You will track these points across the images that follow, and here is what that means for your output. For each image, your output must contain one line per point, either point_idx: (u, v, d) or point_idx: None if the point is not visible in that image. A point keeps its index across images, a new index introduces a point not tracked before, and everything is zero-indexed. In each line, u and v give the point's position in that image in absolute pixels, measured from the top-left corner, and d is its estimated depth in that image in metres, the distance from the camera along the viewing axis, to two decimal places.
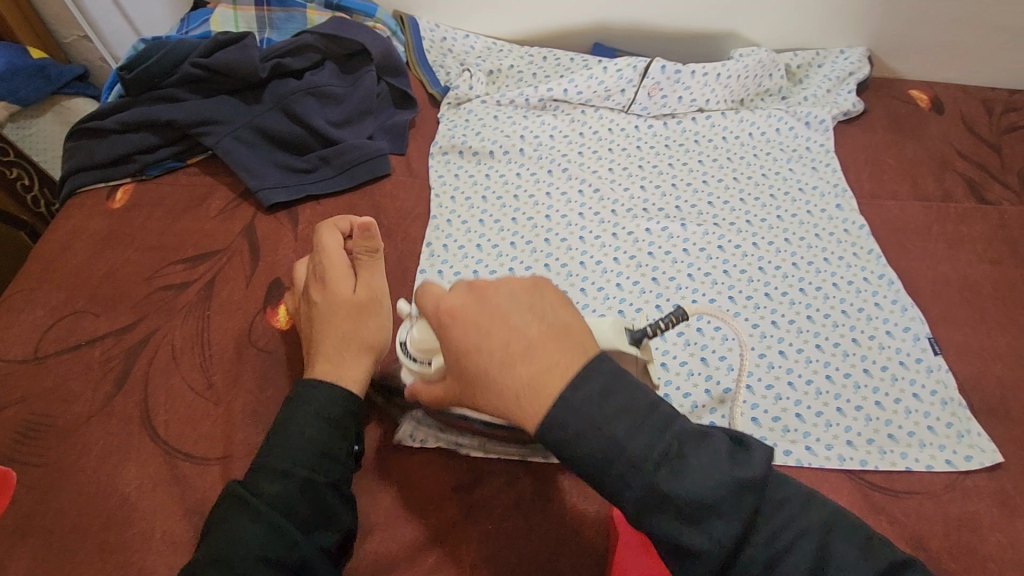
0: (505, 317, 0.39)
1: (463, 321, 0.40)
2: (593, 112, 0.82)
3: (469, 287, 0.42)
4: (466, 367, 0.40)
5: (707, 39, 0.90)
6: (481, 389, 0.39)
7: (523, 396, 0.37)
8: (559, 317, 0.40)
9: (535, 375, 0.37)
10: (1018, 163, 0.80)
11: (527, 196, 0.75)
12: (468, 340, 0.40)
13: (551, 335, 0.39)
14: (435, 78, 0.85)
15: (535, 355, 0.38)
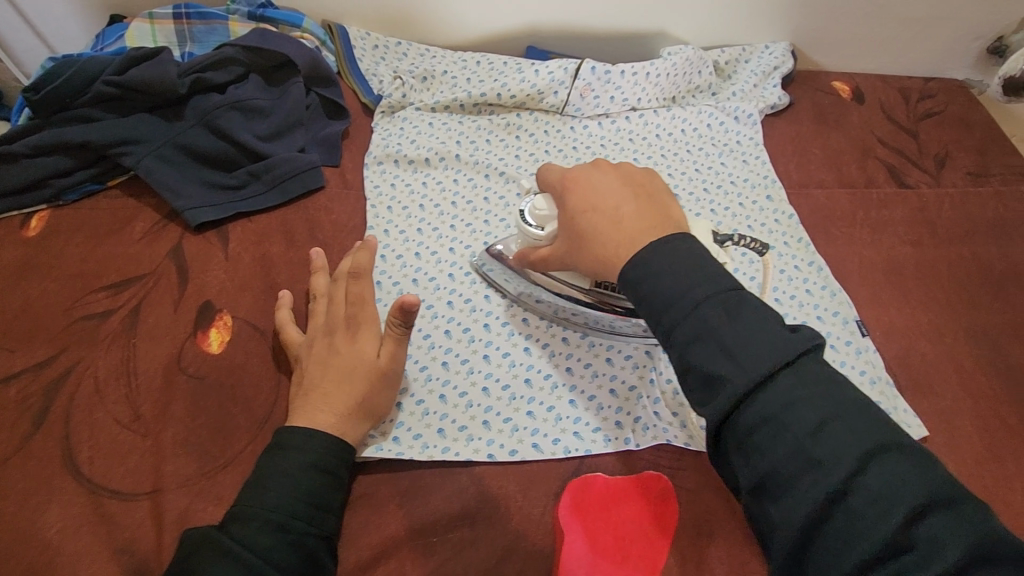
0: (615, 188, 0.54)
1: (586, 189, 0.55)
2: (529, 115, 0.83)
3: (592, 164, 0.57)
4: (578, 221, 0.54)
5: (636, 39, 0.91)
6: (586, 236, 0.53)
7: (623, 246, 0.50)
8: (653, 187, 0.55)
9: (639, 229, 0.50)
10: (934, 148, 0.84)
11: (465, 202, 0.75)
12: (585, 203, 0.54)
13: (649, 200, 0.53)
14: (368, 88, 0.84)
15: (638, 216, 0.51)
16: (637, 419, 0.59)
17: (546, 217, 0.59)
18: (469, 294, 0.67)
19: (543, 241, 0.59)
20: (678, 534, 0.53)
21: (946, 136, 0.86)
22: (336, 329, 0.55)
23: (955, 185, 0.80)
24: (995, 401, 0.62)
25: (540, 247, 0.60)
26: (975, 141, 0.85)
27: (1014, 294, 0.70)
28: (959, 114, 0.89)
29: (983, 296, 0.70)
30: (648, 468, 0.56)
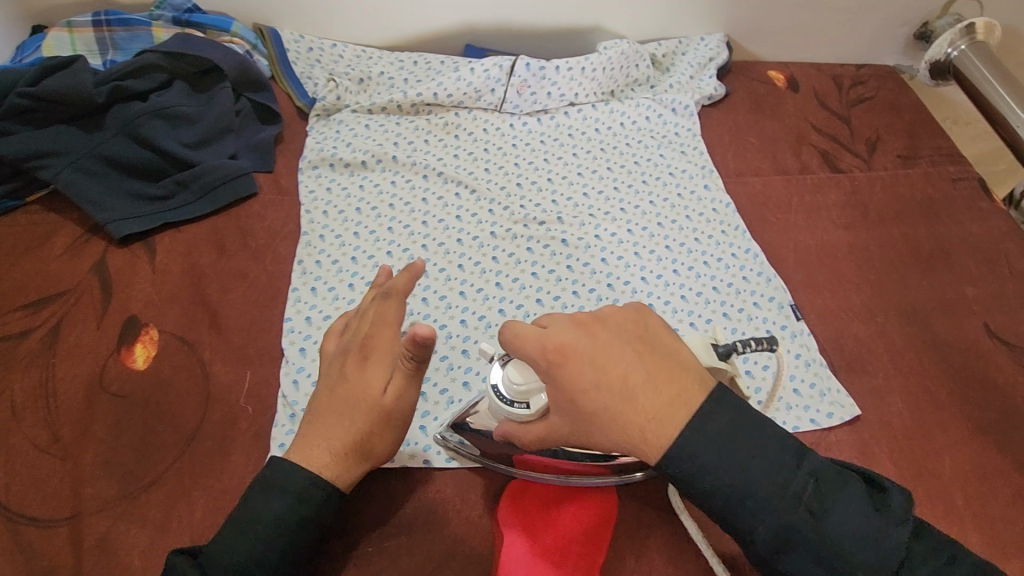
0: (613, 348, 0.44)
1: (578, 352, 0.45)
2: (467, 114, 0.82)
3: (570, 318, 0.47)
4: (581, 405, 0.44)
5: (574, 34, 0.91)
6: (596, 424, 0.43)
7: (642, 432, 0.42)
8: (653, 333, 0.46)
9: (655, 408, 0.42)
10: (865, 133, 0.86)
11: (403, 204, 0.74)
12: (583, 378, 0.44)
13: (658, 359, 0.44)
14: (303, 91, 0.82)
15: (652, 390, 0.43)
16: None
17: (528, 391, 0.49)
18: (406, 296, 0.66)
19: (530, 416, 0.49)
20: (617, 527, 0.52)
21: (877, 121, 0.88)
22: (346, 348, 0.50)
23: (886, 168, 0.82)
24: (925, 375, 0.64)
25: (527, 421, 0.50)
26: (905, 125, 0.88)
27: (942, 271, 0.72)
28: (889, 99, 0.92)
29: (912, 274, 0.72)
30: None
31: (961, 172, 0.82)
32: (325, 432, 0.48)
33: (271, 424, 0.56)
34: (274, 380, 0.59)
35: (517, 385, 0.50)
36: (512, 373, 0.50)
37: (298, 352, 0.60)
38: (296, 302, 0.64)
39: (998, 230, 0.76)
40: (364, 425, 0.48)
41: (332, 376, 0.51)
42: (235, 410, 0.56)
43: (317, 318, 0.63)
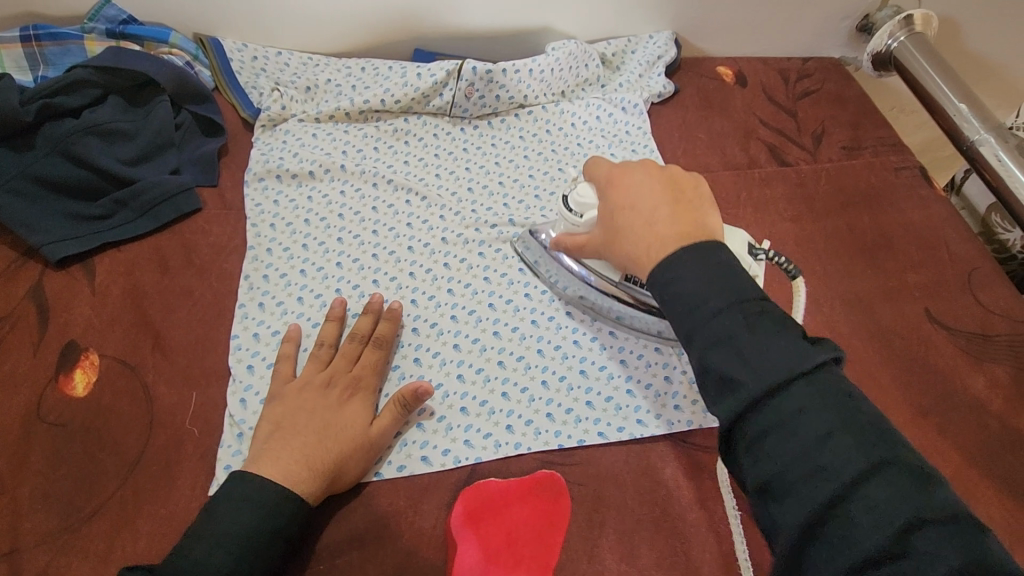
0: (658, 190, 0.55)
1: (628, 187, 0.56)
2: (416, 120, 0.82)
3: (639, 164, 0.58)
4: (614, 220, 0.55)
5: (523, 36, 0.91)
6: (618, 238, 0.54)
7: (653, 243, 0.51)
8: (698, 194, 0.55)
9: (668, 233, 0.51)
10: (812, 125, 0.88)
11: (352, 213, 0.73)
12: (628, 200, 0.55)
13: (690, 208, 0.53)
14: (248, 101, 0.80)
15: (673, 219, 0.52)
16: (529, 422, 0.59)
17: (584, 205, 0.60)
18: (356, 308, 0.65)
19: (580, 228, 0.61)
20: (570, 528, 0.53)
21: (823, 113, 0.90)
22: (338, 384, 0.56)
23: (831, 160, 0.84)
24: (869, 362, 0.65)
25: (576, 232, 0.61)
26: (849, 116, 0.90)
27: (885, 259, 0.74)
28: (835, 91, 0.93)
29: (857, 263, 0.74)
30: (542, 468, 0.57)
31: (902, 161, 0.84)
32: (305, 453, 0.51)
33: (218, 446, 0.55)
34: (220, 400, 0.58)
35: (579, 198, 0.60)
36: (577, 191, 0.61)
37: (245, 369, 0.59)
38: (243, 318, 0.63)
39: (938, 217, 0.78)
40: (347, 451, 0.52)
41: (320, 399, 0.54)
42: (180, 434, 0.55)
43: (265, 334, 0.62)
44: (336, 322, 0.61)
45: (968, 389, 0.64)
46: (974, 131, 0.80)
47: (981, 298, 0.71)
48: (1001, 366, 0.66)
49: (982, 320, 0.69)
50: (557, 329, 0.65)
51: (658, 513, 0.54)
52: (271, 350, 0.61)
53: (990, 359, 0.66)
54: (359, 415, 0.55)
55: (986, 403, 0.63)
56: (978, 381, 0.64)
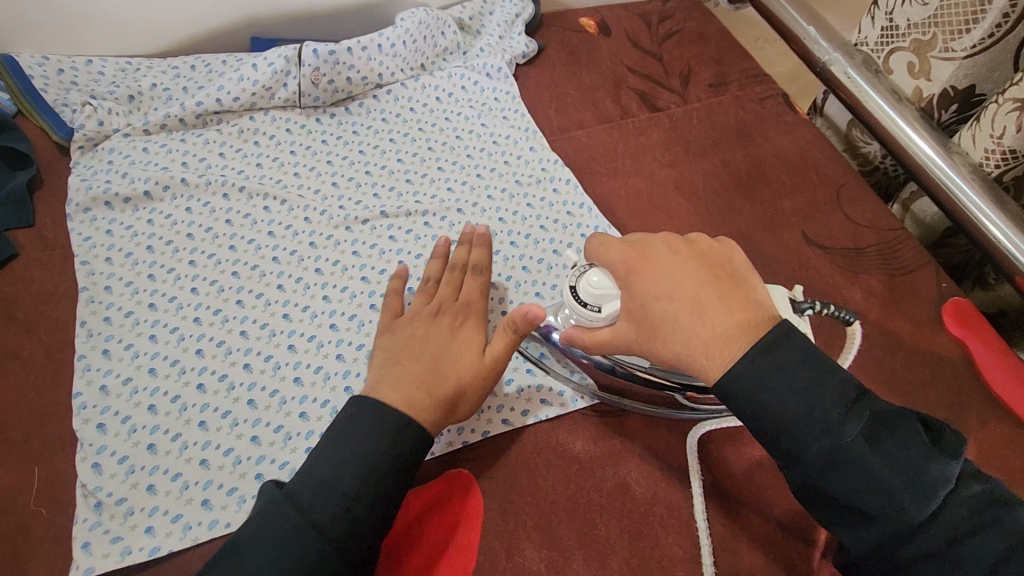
0: (691, 268, 0.50)
1: (657, 272, 0.50)
2: (263, 117, 0.74)
3: (664, 239, 0.52)
4: (647, 312, 0.49)
5: (369, 9, 0.84)
6: (656, 331, 0.48)
7: (712, 346, 0.46)
8: (735, 271, 0.50)
9: (725, 331, 0.46)
10: (678, 67, 0.88)
11: (203, 230, 0.65)
12: (658, 288, 0.49)
13: (732, 290, 0.48)
14: (59, 121, 0.69)
15: (723, 309, 0.47)
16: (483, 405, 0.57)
17: (604, 296, 0.51)
18: (220, 334, 0.58)
19: (601, 321, 0.52)
20: (485, 527, 0.51)
21: (687, 53, 0.89)
22: (447, 314, 0.57)
23: (700, 100, 0.84)
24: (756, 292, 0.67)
25: (598, 327, 0.52)
26: (712, 53, 0.90)
27: (760, 190, 0.75)
28: (696, 29, 0.93)
29: (734, 199, 0.74)
30: (450, 468, 0.54)
31: (766, 91, 0.86)
32: (427, 376, 0.51)
33: (74, 523, 0.48)
34: (71, 470, 0.50)
35: (594, 289, 0.51)
36: (591, 278, 0.52)
37: (95, 429, 0.52)
38: (84, 372, 0.55)
39: (804, 140, 0.80)
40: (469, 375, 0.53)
41: (429, 326, 0.56)
42: (24, 519, 0.48)
43: (114, 385, 0.54)
44: (441, 259, 0.62)
45: (848, 302, 0.66)
46: (825, 52, 0.82)
47: (850, 213, 0.73)
48: (874, 276, 0.68)
49: (854, 235, 0.72)
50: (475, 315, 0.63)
51: (572, 488, 0.53)
52: (124, 402, 0.54)
53: (864, 271, 0.69)
54: (469, 341, 0.55)
55: (865, 314, 0.66)
56: (856, 294, 0.67)
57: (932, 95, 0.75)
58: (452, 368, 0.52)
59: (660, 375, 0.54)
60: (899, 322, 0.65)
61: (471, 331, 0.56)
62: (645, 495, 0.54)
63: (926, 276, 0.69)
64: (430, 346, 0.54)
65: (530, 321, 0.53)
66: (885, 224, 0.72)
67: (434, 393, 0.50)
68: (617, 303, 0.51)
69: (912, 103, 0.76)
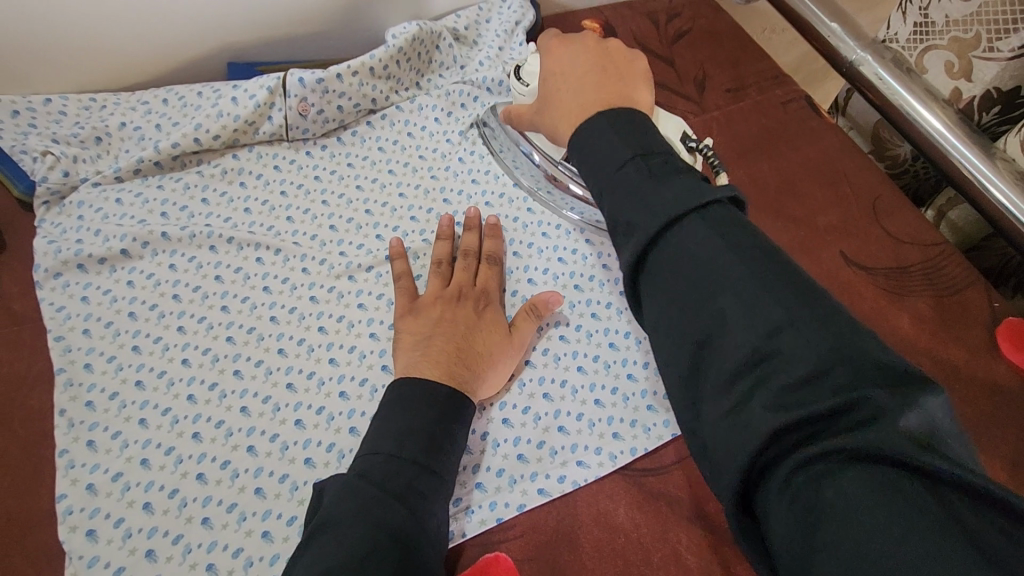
0: (591, 63, 0.51)
1: (562, 59, 0.52)
2: (247, 153, 0.67)
3: (583, 38, 0.54)
4: (545, 86, 0.53)
5: (355, 24, 0.77)
6: (547, 101, 0.52)
7: (572, 112, 0.48)
8: (634, 71, 0.51)
9: (588, 100, 0.47)
10: (691, 71, 0.81)
11: (192, 291, 0.58)
12: (556, 70, 0.52)
13: (617, 82, 0.49)
14: (19, 172, 0.62)
15: (599, 88, 0.48)
16: (519, 473, 0.52)
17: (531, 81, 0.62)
18: (219, 413, 0.52)
19: (525, 95, 0.63)
20: None
21: (700, 55, 0.83)
22: (469, 299, 0.57)
23: (718, 107, 0.78)
24: None
25: (522, 100, 0.63)
26: (727, 54, 0.84)
27: (791, 206, 0.70)
28: (707, 27, 0.87)
29: (764, 217, 0.69)
30: (484, 552, 0.49)
31: (788, 94, 0.80)
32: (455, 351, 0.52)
33: None
34: None
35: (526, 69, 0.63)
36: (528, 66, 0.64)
37: (85, 538, 0.46)
38: (68, 470, 0.48)
39: (832, 148, 0.75)
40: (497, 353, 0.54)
41: (453, 311, 0.56)
42: None
43: (104, 483, 0.48)
44: (449, 241, 0.62)
45: (897, 329, 0.62)
46: (851, 51, 0.76)
47: (889, 228, 0.68)
48: (920, 298, 0.64)
49: (895, 252, 0.67)
50: None
51: (621, 566, 0.48)
52: (115, 502, 0.48)
53: (909, 293, 0.64)
54: (495, 322, 0.56)
55: (915, 341, 0.61)
56: (902, 319, 0.62)
57: (973, 96, 0.70)
58: (484, 344, 0.54)
59: (565, 169, 0.66)
60: (951, 348, 0.61)
61: (495, 314, 0.57)
62: (700, 567, 0.49)
63: (975, 294, 0.64)
64: (460, 327, 0.54)
65: (550, 306, 0.58)
66: (926, 238, 0.68)
67: (470, 369, 0.52)
68: (536, 77, 0.62)
69: (950, 104, 0.71)
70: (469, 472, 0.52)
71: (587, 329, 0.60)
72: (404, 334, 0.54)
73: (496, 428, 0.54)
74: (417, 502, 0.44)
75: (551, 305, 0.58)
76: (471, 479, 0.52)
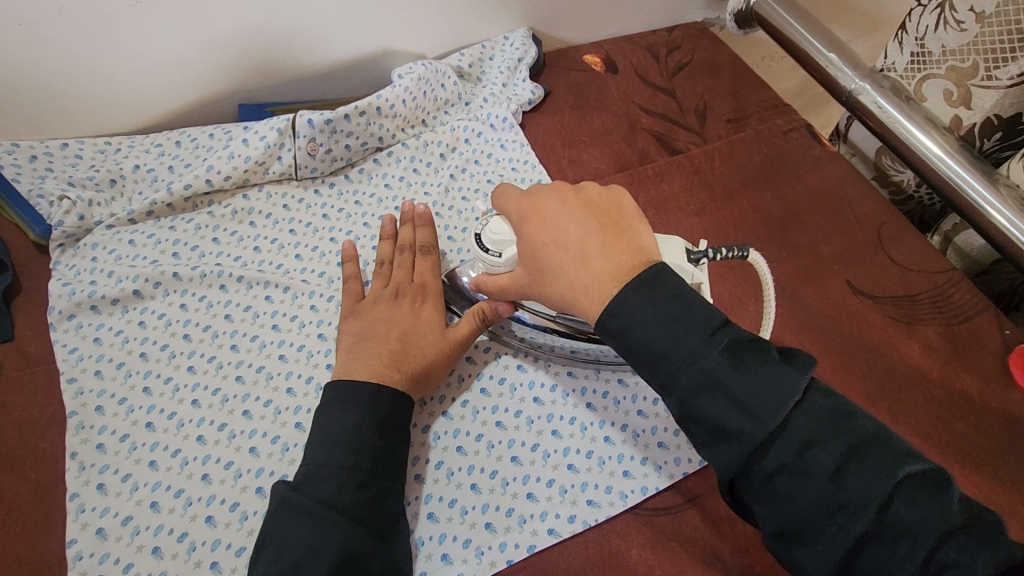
0: (581, 217, 0.46)
1: (545, 221, 0.47)
2: (257, 193, 0.68)
3: (553, 190, 0.49)
4: (538, 256, 0.47)
5: (362, 65, 0.79)
6: (551, 278, 0.47)
7: (590, 288, 0.44)
8: (621, 215, 0.48)
9: (608, 269, 0.44)
10: (692, 103, 0.83)
11: (202, 330, 0.59)
12: (546, 234, 0.47)
13: (619, 237, 0.46)
14: (36, 217, 0.64)
15: (606, 256, 0.44)
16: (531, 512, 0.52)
17: (503, 241, 0.53)
18: (228, 454, 0.52)
19: (502, 267, 0.53)
20: None
21: (700, 86, 0.85)
22: (406, 296, 0.58)
23: (720, 137, 0.79)
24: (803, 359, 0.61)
25: (498, 272, 0.54)
26: (727, 85, 0.85)
27: (795, 236, 0.70)
28: (706, 59, 0.88)
29: (768, 248, 0.69)
30: None
31: (790, 123, 0.81)
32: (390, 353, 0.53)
33: None
34: None
35: (494, 235, 0.53)
36: (493, 228, 0.54)
37: None
38: (79, 514, 0.49)
39: (835, 176, 0.75)
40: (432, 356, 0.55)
41: (423, 311, 0.58)
42: None
43: (114, 527, 0.48)
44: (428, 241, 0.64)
45: (907, 359, 0.61)
46: (850, 81, 0.77)
47: (895, 256, 0.68)
48: (930, 327, 0.63)
49: (903, 281, 0.67)
50: (513, 405, 0.57)
51: None
52: (125, 547, 0.48)
53: (918, 322, 0.64)
54: (432, 321, 0.57)
55: (927, 372, 0.61)
56: (913, 349, 0.62)
57: (973, 124, 0.71)
58: (420, 347, 0.55)
59: (568, 323, 0.54)
60: (964, 379, 0.60)
61: (432, 312, 0.58)
62: None
63: (987, 324, 0.64)
64: (394, 329, 0.55)
65: (498, 314, 0.57)
66: (933, 266, 0.68)
67: (403, 370, 0.53)
68: (513, 249, 0.52)
69: (952, 132, 0.72)
70: (479, 512, 0.52)
71: (594, 365, 0.60)
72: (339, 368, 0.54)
73: (504, 468, 0.54)
74: (361, 510, 0.45)
75: (494, 309, 0.56)
76: (481, 519, 0.51)
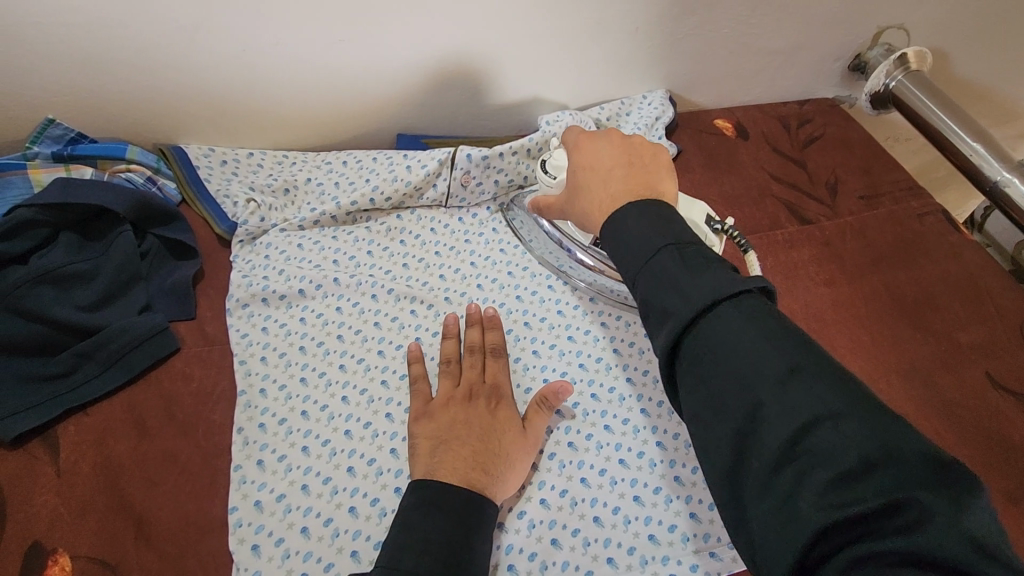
0: (619, 157, 0.56)
1: (592, 153, 0.58)
2: (409, 215, 0.75)
3: (607, 135, 0.60)
4: (577, 177, 0.58)
5: (510, 109, 0.86)
6: (579, 192, 0.57)
7: (606, 202, 0.53)
8: (658, 160, 0.56)
9: (626, 189, 0.53)
10: (823, 175, 0.84)
11: (353, 333, 0.64)
12: (587, 161, 0.57)
13: (645, 172, 0.54)
14: (221, 213, 0.72)
15: (626, 181, 0.53)
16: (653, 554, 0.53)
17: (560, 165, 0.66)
18: (371, 451, 0.56)
19: (553, 188, 0.66)
20: None
21: (832, 160, 0.86)
22: None
23: (852, 212, 0.79)
24: None
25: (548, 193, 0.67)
26: (859, 161, 0.86)
27: (931, 320, 0.69)
28: (838, 135, 0.90)
29: (903, 329, 0.68)
30: None
31: (925, 207, 0.80)
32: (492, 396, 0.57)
33: None
34: None
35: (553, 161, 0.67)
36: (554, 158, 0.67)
37: (251, 552, 0.50)
38: (241, 484, 0.54)
39: (974, 265, 0.74)
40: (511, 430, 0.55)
41: None
42: None
43: (269, 502, 0.53)
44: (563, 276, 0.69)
45: None
46: (996, 171, 0.77)
47: None
48: None
49: None
50: (637, 448, 0.59)
51: None
52: (278, 521, 0.52)
53: None
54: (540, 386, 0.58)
55: None
56: None
57: None
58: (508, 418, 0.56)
59: (597, 253, 0.69)
60: None
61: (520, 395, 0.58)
62: None
63: None
64: None
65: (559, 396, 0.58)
66: None
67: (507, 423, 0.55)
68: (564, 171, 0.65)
69: None
70: (602, 546, 0.53)
71: None
72: (422, 438, 0.54)
73: (627, 507, 0.55)
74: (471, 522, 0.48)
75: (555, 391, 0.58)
76: (603, 554, 0.53)
